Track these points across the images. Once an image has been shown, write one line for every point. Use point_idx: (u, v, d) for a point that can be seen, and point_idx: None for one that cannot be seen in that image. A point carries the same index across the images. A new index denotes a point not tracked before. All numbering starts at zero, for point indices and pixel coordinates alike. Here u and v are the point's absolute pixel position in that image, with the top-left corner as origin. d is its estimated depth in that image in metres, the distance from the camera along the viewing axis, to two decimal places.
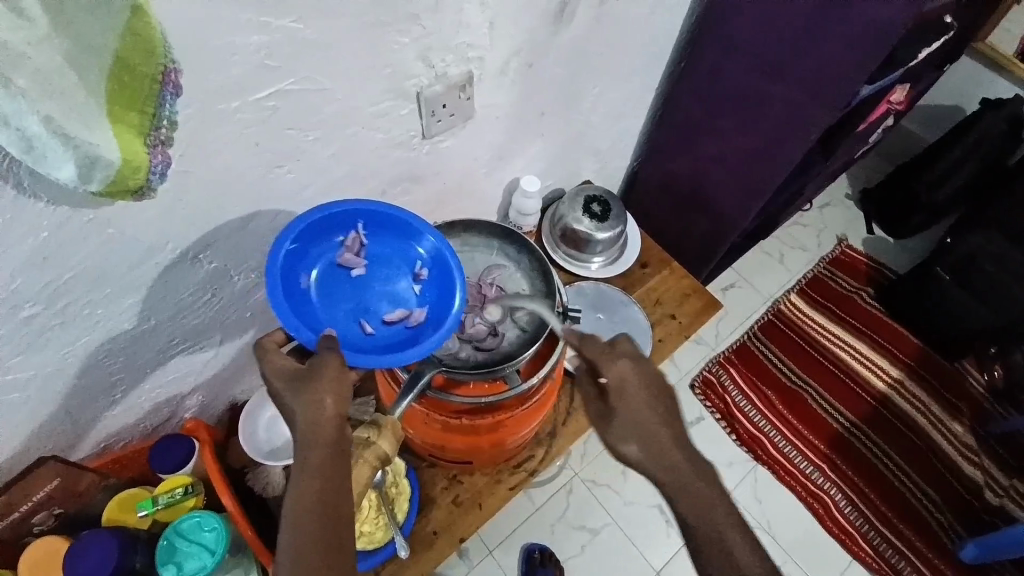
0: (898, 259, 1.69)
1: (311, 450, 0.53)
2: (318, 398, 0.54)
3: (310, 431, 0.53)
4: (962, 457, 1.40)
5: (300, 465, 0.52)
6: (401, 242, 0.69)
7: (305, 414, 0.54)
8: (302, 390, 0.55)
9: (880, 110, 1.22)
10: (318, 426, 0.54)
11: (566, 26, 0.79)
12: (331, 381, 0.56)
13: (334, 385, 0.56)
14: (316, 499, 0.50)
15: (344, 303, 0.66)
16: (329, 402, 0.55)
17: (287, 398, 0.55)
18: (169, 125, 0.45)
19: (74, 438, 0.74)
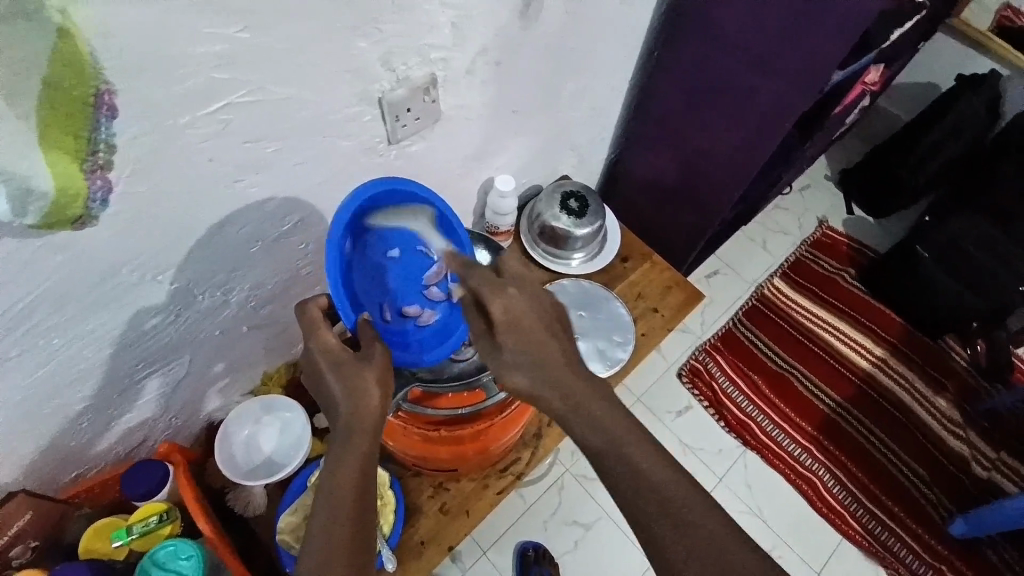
0: (880, 239, 1.70)
1: (356, 440, 0.53)
2: (365, 390, 0.54)
3: (355, 420, 0.53)
4: (948, 433, 1.42)
5: (339, 453, 0.53)
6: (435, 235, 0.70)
7: (347, 403, 0.53)
8: (347, 380, 0.54)
9: (858, 92, 1.21)
10: (361, 415, 0.53)
11: (536, 21, 0.77)
12: (378, 377, 0.55)
13: (381, 380, 0.55)
14: (353, 489, 0.52)
15: (372, 280, 0.66)
16: (374, 391, 0.54)
17: (332, 381, 0.54)
18: (105, 149, 0.45)
19: (41, 470, 0.71)
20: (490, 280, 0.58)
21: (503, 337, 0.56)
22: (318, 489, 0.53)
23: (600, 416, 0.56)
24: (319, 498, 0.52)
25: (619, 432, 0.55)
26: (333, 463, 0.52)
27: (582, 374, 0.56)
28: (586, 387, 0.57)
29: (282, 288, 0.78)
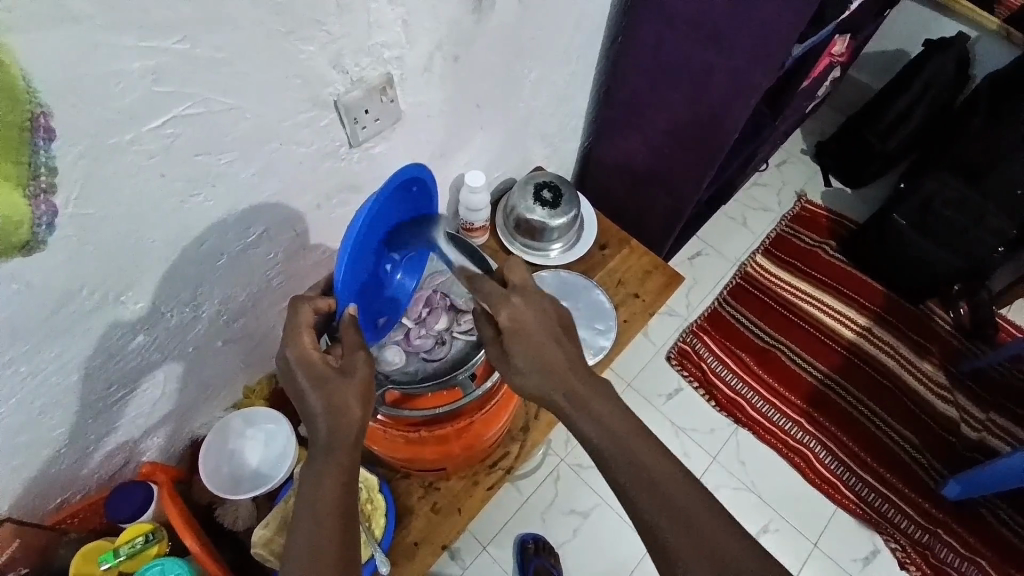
0: (859, 209, 1.70)
1: (336, 454, 0.53)
2: (337, 410, 0.53)
3: (335, 437, 0.53)
4: (935, 397, 1.44)
5: (313, 467, 0.53)
6: (418, 214, 0.70)
7: (325, 425, 0.53)
8: (322, 396, 0.53)
9: (824, 64, 1.22)
10: (340, 432, 0.53)
11: (491, 12, 0.76)
12: (357, 394, 0.54)
13: (361, 399, 0.54)
14: (333, 503, 0.53)
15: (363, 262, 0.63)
16: (354, 405, 0.54)
17: (313, 401, 0.53)
18: (48, 173, 0.46)
19: (22, 501, 0.70)
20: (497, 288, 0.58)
21: (512, 345, 0.56)
22: (299, 506, 0.53)
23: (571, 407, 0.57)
24: (301, 514, 0.53)
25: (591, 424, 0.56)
26: (311, 481, 0.53)
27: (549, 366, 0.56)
28: (557, 380, 0.56)
29: (255, 301, 0.78)
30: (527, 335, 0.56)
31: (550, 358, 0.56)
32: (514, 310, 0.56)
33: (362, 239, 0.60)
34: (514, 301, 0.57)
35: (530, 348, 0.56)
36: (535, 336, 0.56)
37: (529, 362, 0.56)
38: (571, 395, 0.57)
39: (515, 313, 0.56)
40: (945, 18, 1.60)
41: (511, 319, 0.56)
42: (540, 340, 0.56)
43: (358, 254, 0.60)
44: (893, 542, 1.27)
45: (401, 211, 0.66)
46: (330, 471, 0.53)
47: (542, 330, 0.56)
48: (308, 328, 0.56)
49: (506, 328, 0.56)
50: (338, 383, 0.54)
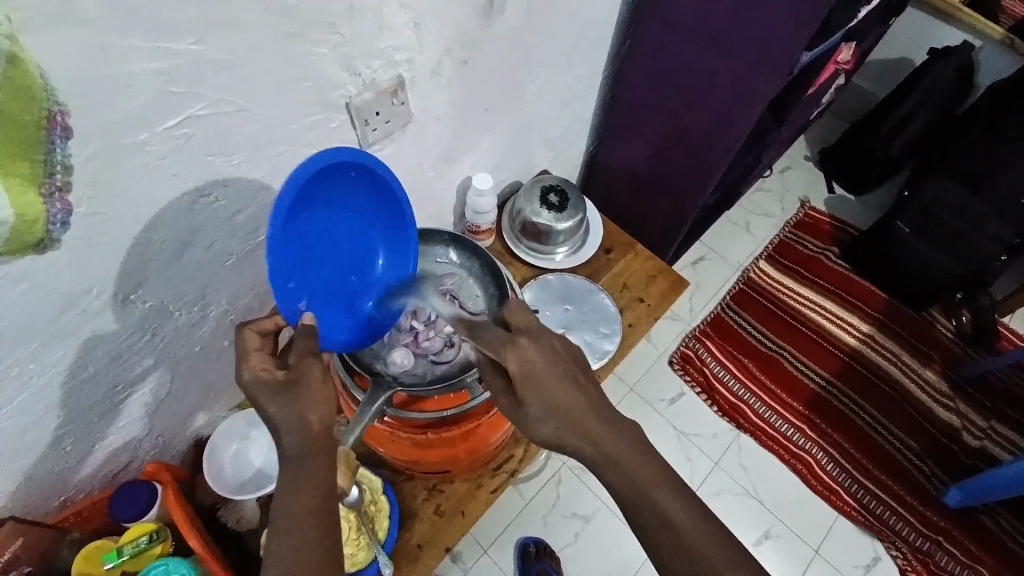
0: (862, 216, 1.71)
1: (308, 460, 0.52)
2: (307, 418, 0.53)
3: (303, 443, 0.52)
4: (937, 404, 1.44)
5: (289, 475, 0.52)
6: (375, 206, 0.67)
7: (295, 429, 0.52)
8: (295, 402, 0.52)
9: (829, 71, 1.22)
10: (308, 437, 0.52)
11: (500, 16, 0.76)
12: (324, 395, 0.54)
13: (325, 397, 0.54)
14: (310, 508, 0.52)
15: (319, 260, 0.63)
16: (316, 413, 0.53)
17: (274, 412, 0.52)
18: (62, 170, 0.44)
19: (25, 501, 0.70)
20: (499, 335, 0.59)
21: (524, 392, 0.56)
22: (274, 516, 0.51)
23: (582, 409, 0.57)
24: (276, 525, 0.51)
25: (596, 422, 0.56)
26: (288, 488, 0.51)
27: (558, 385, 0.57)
28: (564, 385, 0.56)
29: (260, 302, 0.78)
30: (535, 380, 0.56)
31: (559, 399, 0.56)
32: (520, 355, 0.57)
33: (301, 241, 0.59)
34: (521, 345, 0.57)
35: (540, 391, 0.56)
36: (542, 378, 0.56)
37: (540, 408, 0.56)
38: (578, 399, 0.57)
39: (521, 359, 0.57)
40: (949, 27, 1.61)
41: (517, 364, 0.56)
42: (548, 383, 0.56)
43: (302, 255, 0.60)
44: (894, 549, 1.27)
45: (349, 202, 0.64)
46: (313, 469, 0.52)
47: (550, 372, 0.57)
48: (256, 349, 0.56)
49: (515, 375, 0.57)
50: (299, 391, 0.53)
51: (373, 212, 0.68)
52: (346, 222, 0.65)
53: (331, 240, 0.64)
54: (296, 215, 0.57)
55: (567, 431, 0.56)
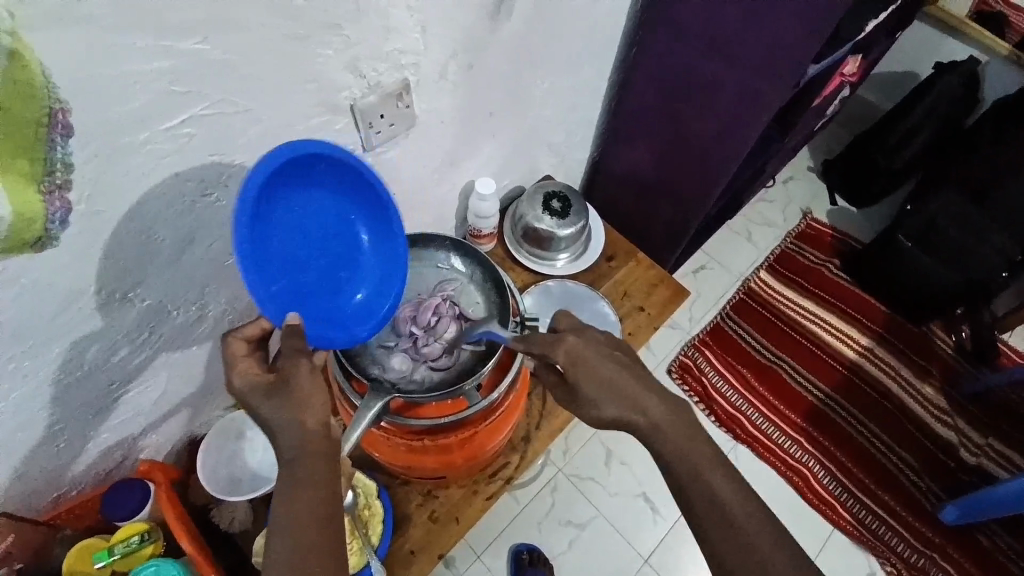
0: (863, 228, 1.71)
1: (307, 461, 0.52)
2: (304, 418, 0.53)
3: (302, 444, 0.52)
4: (934, 419, 1.43)
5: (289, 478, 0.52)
6: (358, 207, 0.64)
7: (295, 428, 0.53)
8: (293, 407, 0.53)
9: (835, 83, 1.22)
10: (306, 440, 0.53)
11: (507, 21, 0.76)
12: (318, 391, 0.54)
13: (321, 394, 0.54)
14: (308, 509, 0.51)
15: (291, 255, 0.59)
16: (312, 414, 0.54)
17: (268, 414, 0.53)
18: (62, 169, 0.44)
19: (16, 499, 0.69)
20: (544, 334, 0.63)
21: (577, 380, 0.61)
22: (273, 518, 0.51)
23: (631, 386, 0.61)
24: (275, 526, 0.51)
25: (654, 400, 0.61)
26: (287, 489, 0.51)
27: (609, 372, 0.61)
28: None
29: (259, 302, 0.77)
30: (587, 367, 0.61)
31: (612, 381, 0.61)
32: (569, 345, 0.61)
33: (274, 241, 0.57)
34: (566, 339, 0.62)
35: (596, 375, 0.61)
36: (594, 366, 0.61)
37: (597, 392, 0.61)
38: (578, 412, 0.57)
39: (570, 350, 0.61)
40: (956, 42, 1.61)
41: (569, 355, 0.61)
42: (599, 367, 0.61)
43: (277, 257, 0.57)
44: (889, 565, 1.26)
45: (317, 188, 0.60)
46: (313, 466, 0.52)
47: (599, 360, 0.62)
48: (244, 356, 0.58)
49: (567, 366, 0.61)
50: (288, 392, 0.53)
51: (355, 213, 0.65)
52: (326, 224, 0.62)
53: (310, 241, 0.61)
54: (262, 213, 0.54)
55: (625, 407, 0.61)
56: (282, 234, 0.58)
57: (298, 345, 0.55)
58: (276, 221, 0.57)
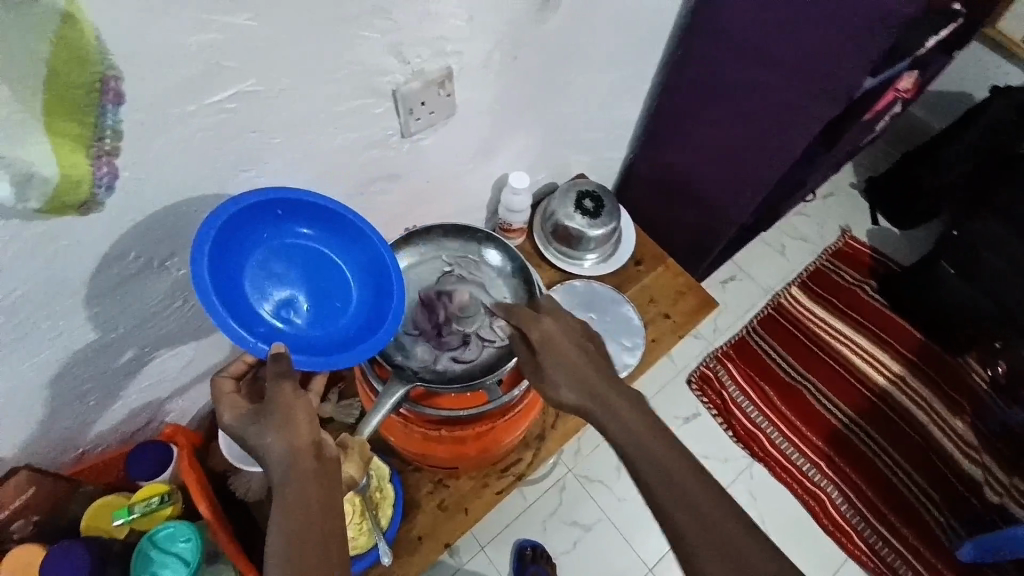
0: (904, 250, 1.65)
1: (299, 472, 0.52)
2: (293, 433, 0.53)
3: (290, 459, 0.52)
4: (960, 454, 1.38)
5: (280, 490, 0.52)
6: (328, 232, 0.64)
7: (282, 448, 0.52)
8: (280, 426, 0.53)
9: (887, 98, 1.17)
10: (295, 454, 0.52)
11: (553, 14, 0.74)
12: (306, 409, 0.55)
13: (310, 412, 0.55)
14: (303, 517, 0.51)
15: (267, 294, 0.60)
16: (300, 427, 0.54)
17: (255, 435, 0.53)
18: (112, 135, 0.44)
19: (44, 452, 0.71)
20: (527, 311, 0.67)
21: (542, 358, 0.64)
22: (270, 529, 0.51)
23: (590, 371, 0.63)
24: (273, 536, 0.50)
25: (618, 397, 0.61)
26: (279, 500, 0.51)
27: (573, 358, 0.64)
28: None
29: None
30: (555, 349, 0.64)
31: (573, 363, 0.63)
32: (543, 328, 0.65)
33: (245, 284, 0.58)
34: (542, 320, 0.66)
35: (557, 355, 0.64)
36: (561, 348, 0.64)
37: (559, 373, 0.63)
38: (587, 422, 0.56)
39: (543, 331, 0.65)
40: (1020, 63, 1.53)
41: (539, 334, 0.65)
42: (565, 348, 0.64)
43: (254, 300, 0.59)
44: None
45: (281, 227, 0.61)
46: (301, 483, 0.51)
47: (571, 346, 0.64)
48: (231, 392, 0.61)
49: (537, 344, 0.65)
50: (273, 410, 0.54)
51: (329, 241, 0.64)
52: (299, 256, 0.63)
53: (287, 279, 0.62)
54: (224, 258, 0.56)
55: (582, 391, 0.62)
56: (252, 277, 0.59)
57: (282, 370, 0.54)
58: (247, 265, 0.59)
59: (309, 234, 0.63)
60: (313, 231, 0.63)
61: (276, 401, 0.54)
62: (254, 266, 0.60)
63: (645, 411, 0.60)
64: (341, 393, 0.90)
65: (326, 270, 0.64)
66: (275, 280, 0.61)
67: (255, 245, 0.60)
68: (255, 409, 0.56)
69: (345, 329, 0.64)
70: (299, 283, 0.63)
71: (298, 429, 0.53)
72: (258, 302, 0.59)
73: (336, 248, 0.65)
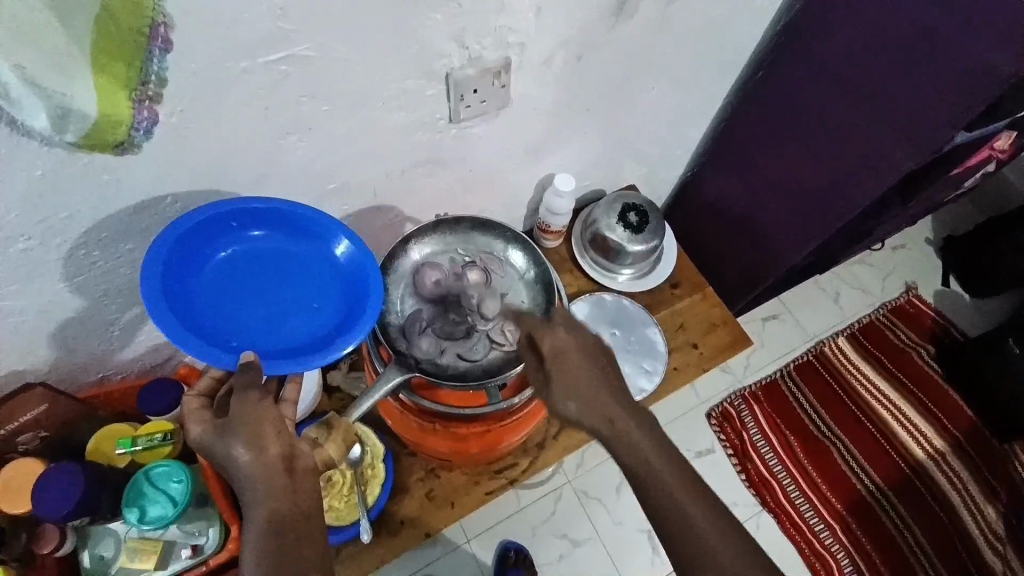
0: (971, 320, 1.52)
1: (267, 478, 0.53)
2: (264, 444, 0.54)
3: (257, 470, 0.53)
4: (992, 549, 1.27)
5: (247, 495, 0.53)
6: (282, 230, 0.65)
7: (249, 460, 0.53)
8: (248, 442, 0.53)
9: (982, 155, 1.07)
10: (262, 466, 0.53)
11: (629, 17, 0.71)
12: (273, 421, 0.55)
13: (277, 426, 0.55)
14: (269, 521, 0.53)
15: (242, 308, 0.63)
16: (270, 440, 0.54)
17: (221, 448, 0.54)
18: (157, 82, 0.44)
19: (67, 371, 0.74)
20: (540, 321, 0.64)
21: (552, 371, 0.59)
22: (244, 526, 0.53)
23: (602, 392, 0.59)
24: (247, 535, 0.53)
25: (621, 410, 0.58)
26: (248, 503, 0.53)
27: (586, 372, 0.59)
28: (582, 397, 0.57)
29: None
30: (566, 364, 0.60)
31: (583, 381, 0.59)
32: (555, 337, 0.61)
33: (210, 304, 0.61)
34: (557, 332, 0.62)
35: (568, 370, 0.59)
36: (574, 363, 0.60)
37: (565, 389, 0.58)
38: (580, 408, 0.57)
39: (556, 342, 0.61)
40: None
41: (551, 347, 0.61)
42: (578, 365, 0.59)
43: (228, 318, 0.62)
44: None
45: (245, 242, 0.64)
46: (271, 496, 0.53)
47: (584, 359, 0.60)
48: (200, 407, 0.59)
49: (548, 354, 0.61)
50: (239, 425, 0.53)
51: (286, 243, 0.65)
52: (260, 261, 0.65)
53: (256, 286, 0.64)
54: (185, 285, 0.60)
55: (594, 412, 0.58)
56: (217, 293, 0.62)
57: (251, 380, 0.55)
58: (215, 286, 0.62)
59: (264, 237, 0.65)
60: (266, 232, 0.64)
61: (242, 415, 0.54)
62: (224, 285, 0.63)
63: (647, 445, 0.58)
64: (353, 364, 0.90)
65: (299, 276, 0.65)
66: (241, 288, 0.64)
67: (219, 265, 0.63)
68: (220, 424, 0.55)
69: (328, 326, 0.64)
70: (266, 288, 0.64)
71: (267, 445, 0.54)
72: (227, 314, 0.62)
73: (294, 248, 0.65)
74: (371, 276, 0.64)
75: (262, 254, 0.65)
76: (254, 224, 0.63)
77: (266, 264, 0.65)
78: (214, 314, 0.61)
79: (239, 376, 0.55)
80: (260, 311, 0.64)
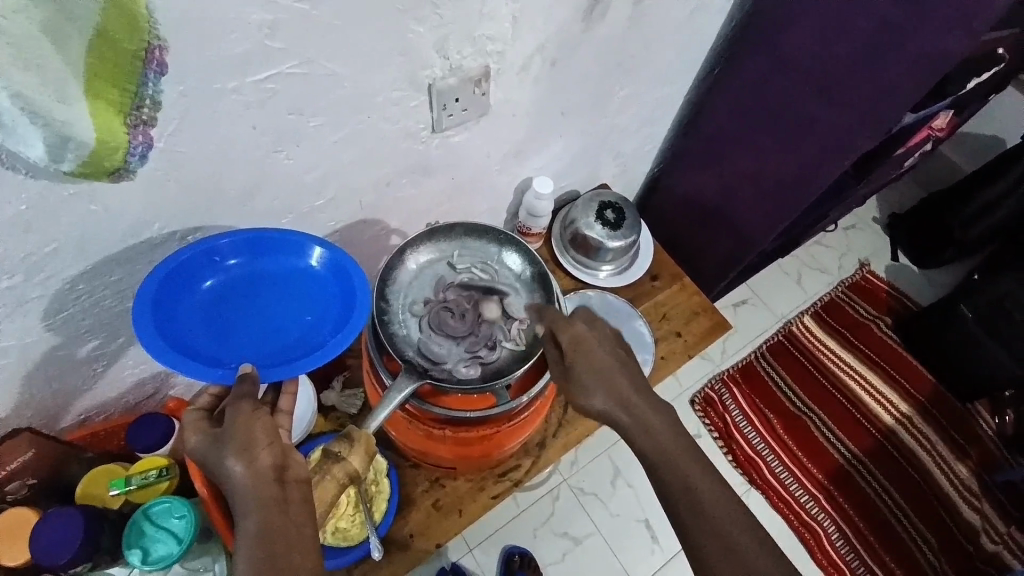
0: (922, 290, 1.63)
1: (263, 488, 0.51)
2: (257, 454, 0.52)
3: (252, 484, 0.51)
4: (963, 501, 1.36)
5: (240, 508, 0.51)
6: (258, 254, 0.64)
7: (241, 473, 0.51)
8: (240, 453, 0.52)
9: (921, 135, 1.15)
10: (256, 479, 0.52)
11: (599, 21, 0.74)
12: (266, 430, 0.54)
13: (270, 435, 0.54)
14: (258, 537, 0.50)
15: (233, 331, 0.62)
16: (263, 453, 0.53)
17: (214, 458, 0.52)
18: (152, 105, 0.43)
19: (49, 414, 0.71)
20: (558, 315, 0.67)
21: (573, 360, 0.63)
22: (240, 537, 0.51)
23: (619, 375, 0.63)
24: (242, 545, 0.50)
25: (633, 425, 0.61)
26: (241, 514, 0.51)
27: (604, 358, 0.63)
28: (614, 372, 0.62)
29: None
30: (586, 353, 0.63)
31: (604, 367, 0.62)
32: (572, 330, 0.64)
33: (200, 330, 0.61)
34: (575, 325, 0.65)
35: (591, 361, 0.63)
36: (593, 354, 0.63)
37: (591, 377, 0.62)
38: (619, 401, 0.62)
39: (573, 334, 0.64)
40: None
41: (570, 339, 0.64)
42: (597, 355, 0.63)
43: (221, 341, 0.61)
44: None
45: (225, 270, 0.63)
46: (262, 509, 0.51)
47: (603, 349, 0.64)
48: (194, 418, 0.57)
49: (567, 346, 0.64)
50: (231, 435, 0.52)
51: (264, 265, 0.64)
52: (242, 286, 0.64)
53: (243, 310, 0.64)
54: (172, 315, 0.59)
55: (615, 395, 0.62)
56: (204, 321, 0.61)
57: (247, 392, 0.55)
58: (200, 313, 0.61)
59: (241, 262, 0.63)
60: (244, 259, 0.63)
61: (234, 427, 0.53)
62: (210, 312, 0.62)
63: (656, 429, 0.61)
64: (346, 381, 0.89)
65: (286, 294, 0.65)
66: (227, 314, 0.63)
67: (203, 293, 0.62)
68: (214, 434, 0.54)
69: (322, 334, 0.64)
70: (252, 309, 0.64)
71: (258, 456, 0.52)
72: (219, 338, 0.61)
73: (274, 268, 0.65)
74: (356, 278, 0.64)
75: (246, 277, 0.64)
76: (229, 251, 0.62)
77: (250, 285, 0.64)
78: (205, 339, 0.61)
79: (238, 387, 0.55)
80: (253, 332, 0.63)
